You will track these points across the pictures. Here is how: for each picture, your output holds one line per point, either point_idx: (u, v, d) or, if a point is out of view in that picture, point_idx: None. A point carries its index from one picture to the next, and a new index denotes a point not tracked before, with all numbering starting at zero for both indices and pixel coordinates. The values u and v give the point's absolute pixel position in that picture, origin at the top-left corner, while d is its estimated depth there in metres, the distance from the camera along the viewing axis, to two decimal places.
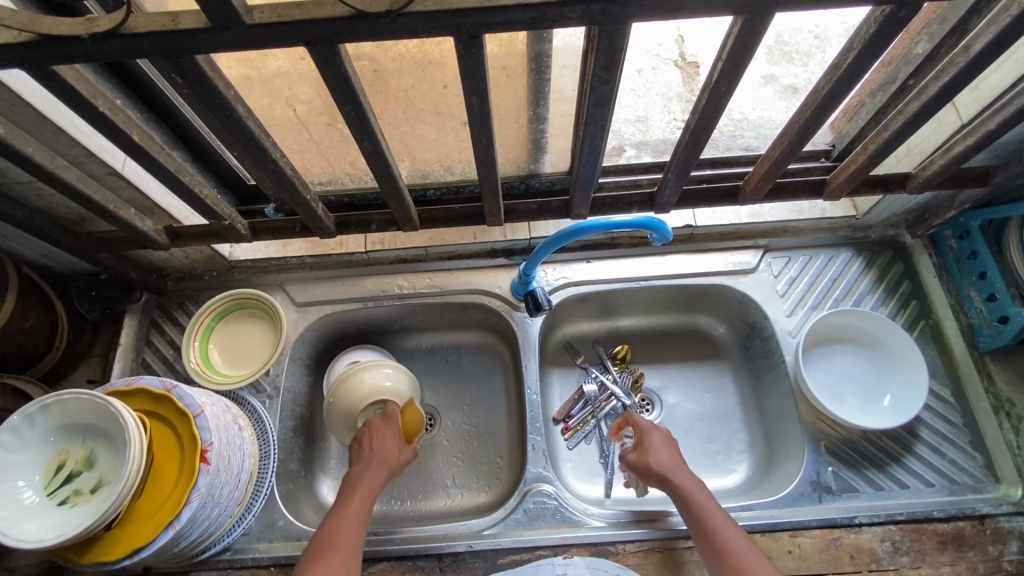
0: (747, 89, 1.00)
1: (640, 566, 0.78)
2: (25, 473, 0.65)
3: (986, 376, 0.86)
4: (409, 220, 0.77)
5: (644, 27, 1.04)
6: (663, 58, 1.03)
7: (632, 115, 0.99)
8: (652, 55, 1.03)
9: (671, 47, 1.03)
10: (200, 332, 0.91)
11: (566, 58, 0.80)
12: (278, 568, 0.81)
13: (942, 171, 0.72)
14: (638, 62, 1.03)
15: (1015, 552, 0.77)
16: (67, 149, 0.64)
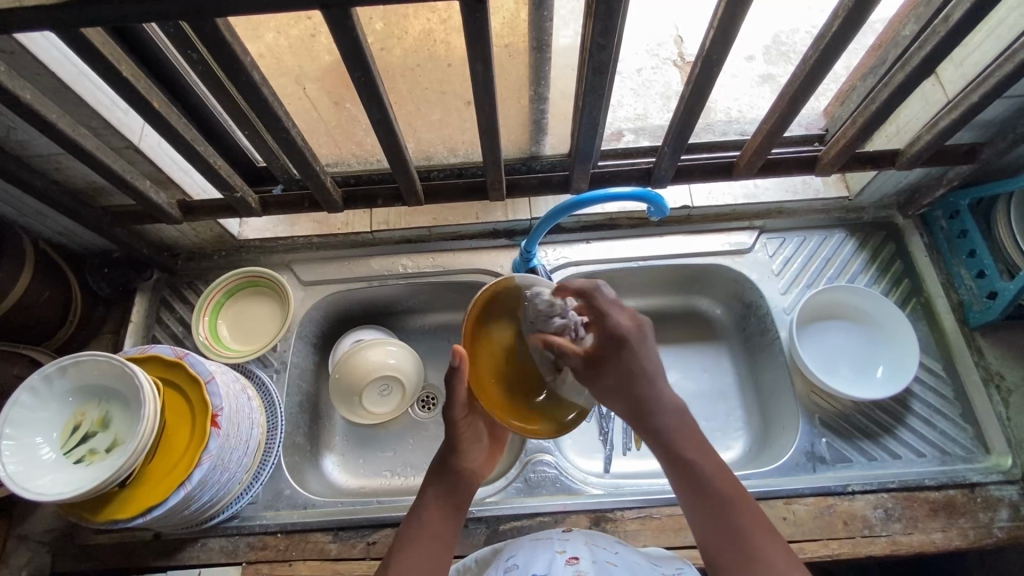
0: (746, 88, 1.03)
1: (638, 532, 0.79)
2: (43, 430, 0.67)
3: (976, 350, 0.89)
4: (415, 193, 0.80)
5: (643, 28, 1.07)
6: (661, 58, 1.06)
7: (632, 113, 1.02)
8: (652, 55, 1.06)
9: (671, 47, 1.05)
10: (210, 307, 0.94)
11: (566, 59, 0.81)
12: (284, 535, 0.83)
13: (928, 145, 0.75)
14: (637, 62, 1.06)
15: (1005, 519, 0.79)
16: (87, 121, 0.67)
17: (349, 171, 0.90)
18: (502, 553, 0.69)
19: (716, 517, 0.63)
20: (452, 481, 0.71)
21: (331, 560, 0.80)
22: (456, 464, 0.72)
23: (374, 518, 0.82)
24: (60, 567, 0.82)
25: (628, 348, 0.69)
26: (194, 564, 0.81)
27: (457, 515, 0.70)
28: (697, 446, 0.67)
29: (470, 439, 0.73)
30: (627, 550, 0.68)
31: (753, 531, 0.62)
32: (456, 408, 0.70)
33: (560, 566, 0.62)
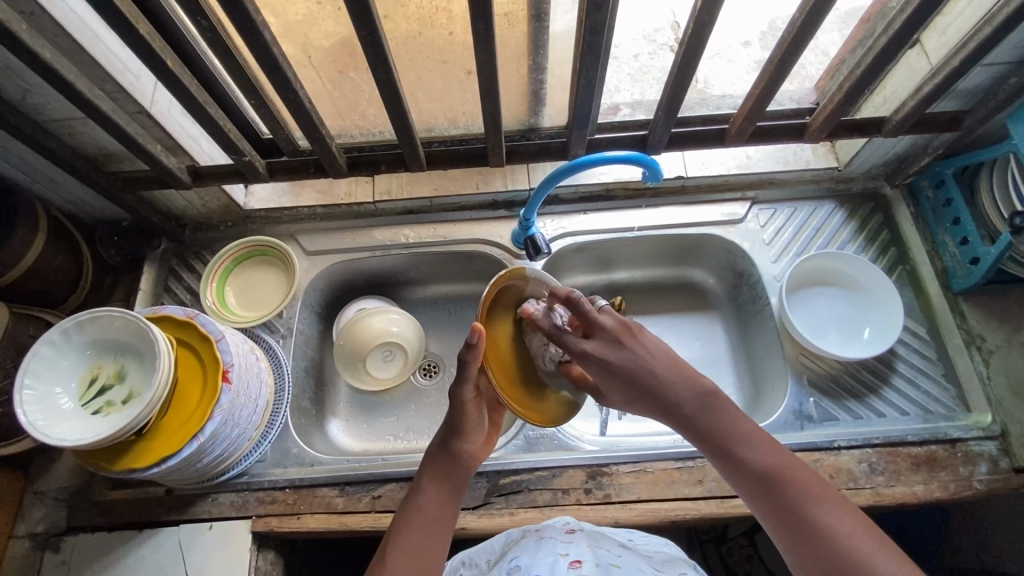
0: (741, 74, 1.04)
1: (633, 485, 0.83)
2: (62, 381, 0.70)
3: (959, 315, 0.91)
4: (417, 158, 0.84)
5: (639, 13, 1.09)
6: (659, 43, 1.07)
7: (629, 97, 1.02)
8: (649, 41, 1.07)
9: (668, 33, 1.07)
10: (218, 274, 0.97)
11: (563, 44, 0.84)
12: (292, 490, 0.86)
13: (911, 113, 0.79)
14: (635, 47, 1.08)
15: (984, 472, 0.82)
16: (103, 84, 0.70)
17: (352, 142, 0.94)
18: (505, 560, 0.68)
19: (786, 518, 0.55)
20: (451, 464, 0.68)
21: (339, 513, 0.84)
22: (456, 445, 0.69)
23: (378, 474, 0.85)
24: (75, 521, 0.85)
25: (618, 354, 0.63)
26: (205, 518, 0.84)
27: (453, 498, 0.66)
28: (735, 430, 0.59)
29: (474, 421, 0.70)
30: (630, 557, 0.67)
31: (826, 520, 0.53)
32: (465, 387, 0.67)
33: (563, 567, 0.60)
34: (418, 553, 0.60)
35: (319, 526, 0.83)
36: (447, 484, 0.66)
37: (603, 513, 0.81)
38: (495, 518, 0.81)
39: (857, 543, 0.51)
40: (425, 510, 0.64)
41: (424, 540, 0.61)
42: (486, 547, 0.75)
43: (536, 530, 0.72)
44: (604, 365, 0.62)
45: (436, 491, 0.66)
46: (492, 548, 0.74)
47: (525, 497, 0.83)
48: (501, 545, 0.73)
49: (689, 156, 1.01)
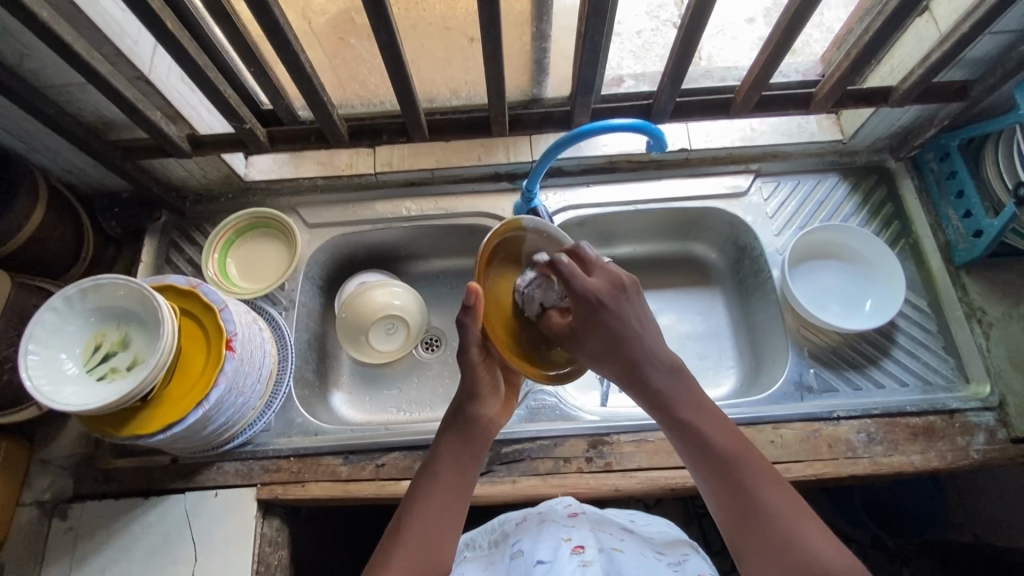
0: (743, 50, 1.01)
1: (634, 454, 0.84)
2: (66, 347, 0.71)
3: (960, 287, 0.91)
4: (419, 127, 0.84)
5: None
6: (662, 19, 1.01)
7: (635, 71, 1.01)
8: (652, 16, 1.01)
9: (671, 8, 1.00)
10: (220, 245, 0.97)
11: (567, 18, 0.85)
12: (297, 459, 0.87)
13: (918, 81, 0.78)
14: (636, 23, 1.02)
15: (981, 442, 0.83)
16: (101, 47, 0.69)
17: (353, 113, 0.92)
18: (508, 542, 0.70)
19: (732, 495, 0.58)
20: (469, 430, 0.67)
21: (343, 481, 0.85)
22: (473, 410, 0.68)
23: (382, 443, 0.86)
24: (82, 489, 0.86)
25: (614, 303, 0.64)
26: (210, 486, 0.85)
27: (471, 465, 0.66)
28: (694, 407, 0.62)
29: (488, 386, 0.69)
30: (633, 540, 0.69)
31: (769, 499, 0.57)
32: (472, 350, 0.67)
33: (566, 554, 0.61)
34: (435, 520, 0.61)
35: (324, 494, 0.84)
36: (464, 453, 0.66)
37: (604, 481, 0.82)
38: (498, 486, 0.82)
39: (796, 522, 0.56)
40: (444, 480, 0.64)
41: (442, 508, 0.62)
42: (486, 527, 0.79)
43: (538, 512, 0.73)
44: (598, 312, 0.63)
45: (453, 461, 0.66)
46: (492, 528, 0.77)
47: (527, 465, 0.84)
48: (503, 525, 0.76)
49: (693, 128, 1.00)
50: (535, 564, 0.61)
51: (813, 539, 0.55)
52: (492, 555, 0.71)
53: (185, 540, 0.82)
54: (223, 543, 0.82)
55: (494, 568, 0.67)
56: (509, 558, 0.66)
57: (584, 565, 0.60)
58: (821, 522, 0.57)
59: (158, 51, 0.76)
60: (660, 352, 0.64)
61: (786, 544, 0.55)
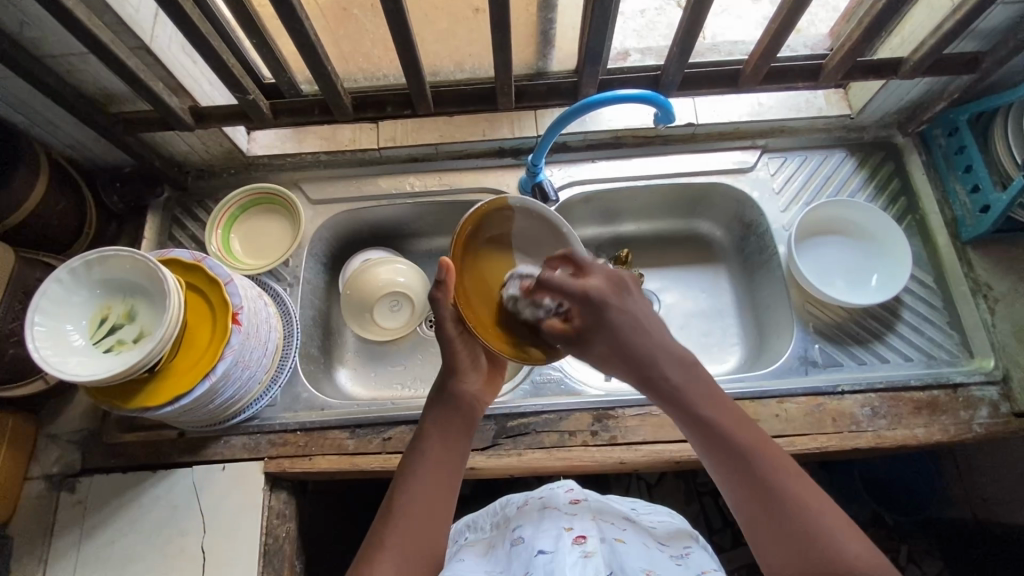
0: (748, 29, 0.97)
1: (638, 428, 0.84)
2: (72, 319, 0.71)
3: (966, 263, 0.91)
4: (424, 98, 0.83)
5: None
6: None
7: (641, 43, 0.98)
8: None
9: None
10: (223, 221, 0.96)
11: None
12: (303, 433, 0.87)
13: (930, 52, 0.78)
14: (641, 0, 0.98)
15: (984, 416, 0.83)
16: (103, 14, 0.68)
17: (356, 87, 0.92)
18: (509, 528, 0.69)
19: (752, 490, 0.55)
20: (452, 405, 0.70)
21: (349, 455, 0.85)
22: (456, 386, 0.71)
23: (388, 417, 0.87)
24: (90, 464, 0.86)
25: (615, 300, 0.63)
26: (217, 459, 0.86)
27: (458, 439, 0.67)
28: (709, 400, 0.60)
29: (469, 361, 0.71)
30: (635, 531, 0.68)
31: (794, 496, 0.54)
32: (449, 325, 0.69)
33: (568, 544, 0.61)
34: (425, 492, 0.62)
35: (331, 467, 0.84)
36: (449, 424, 0.68)
37: (608, 453, 0.83)
38: (504, 458, 0.83)
39: (827, 522, 0.52)
40: (435, 451, 0.65)
41: (431, 481, 0.63)
42: (488, 509, 0.78)
43: (540, 499, 0.72)
44: (599, 311, 0.62)
45: (441, 433, 0.67)
46: (495, 511, 0.76)
47: (532, 439, 0.84)
48: (505, 509, 0.75)
49: (700, 102, 0.99)
50: (536, 553, 0.60)
51: (844, 539, 0.52)
52: (494, 539, 0.71)
53: (193, 513, 0.83)
54: (231, 516, 0.83)
55: (494, 554, 0.67)
56: (509, 545, 0.65)
57: (586, 555, 0.59)
58: (851, 521, 0.54)
59: (159, 20, 0.75)
60: (676, 349, 0.62)
61: (812, 540, 0.52)
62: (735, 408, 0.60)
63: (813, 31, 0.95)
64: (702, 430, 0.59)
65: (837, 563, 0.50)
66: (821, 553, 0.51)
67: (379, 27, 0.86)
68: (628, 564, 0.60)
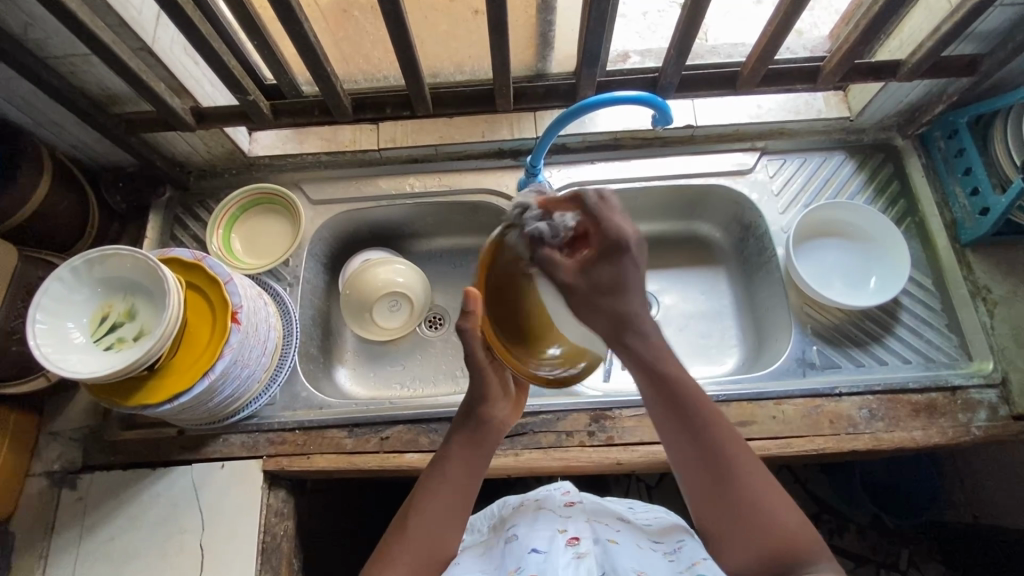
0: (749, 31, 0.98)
1: (635, 429, 0.84)
2: (74, 316, 0.72)
3: (965, 266, 0.91)
4: (423, 98, 0.84)
5: None
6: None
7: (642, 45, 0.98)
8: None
9: None
10: (225, 220, 0.97)
11: None
12: (302, 432, 0.87)
13: (928, 55, 0.78)
14: (643, 3, 0.99)
15: (983, 419, 0.83)
16: (104, 15, 0.69)
17: (357, 89, 0.92)
18: (505, 527, 0.70)
19: (711, 475, 0.58)
20: (481, 429, 0.67)
21: (347, 454, 0.86)
22: (486, 410, 0.68)
23: (386, 416, 0.87)
24: (90, 461, 0.87)
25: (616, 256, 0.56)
26: (217, 457, 0.86)
27: (482, 463, 0.66)
28: (672, 367, 0.60)
29: (500, 387, 0.68)
30: (628, 530, 0.69)
31: (751, 485, 0.57)
32: (478, 352, 0.65)
33: (561, 545, 0.61)
34: (440, 516, 0.62)
35: (329, 466, 0.85)
36: (472, 442, 0.67)
37: (605, 454, 0.83)
38: (501, 458, 0.83)
39: (778, 512, 0.56)
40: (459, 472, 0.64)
41: (449, 505, 0.62)
42: (486, 511, 0.79)
43: (535, 499, 0.72)
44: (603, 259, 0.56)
45: (468, 454, 0.66)
46: (491, 513, 0.77)
47: (530, 439, 0.84)
48: (500, 511, 0.75)
49: (700, 104, 0.99)
50: (530, 551, 0.60)
51: (790, 518, 0.56)
52: (489, 542, 0.71)
53: (193, 510, 0.84)
54: (230, 514, 0.83)
55: (491, 554, 0.67)
56: (504, 544, 0.66)
57: (579, 556, 0.60)
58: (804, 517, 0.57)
59: (161, 21, 0.76)
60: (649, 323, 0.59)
61: (760, 520, 0.56)
62: (703, 394, 0.60)
63: (815, 33, 0.95)
64: (670, 405, 0.59)
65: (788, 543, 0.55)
66: (767, 527, 0.56)
67: (379, 28, 0.87)
68: (619, 563, 0.59)
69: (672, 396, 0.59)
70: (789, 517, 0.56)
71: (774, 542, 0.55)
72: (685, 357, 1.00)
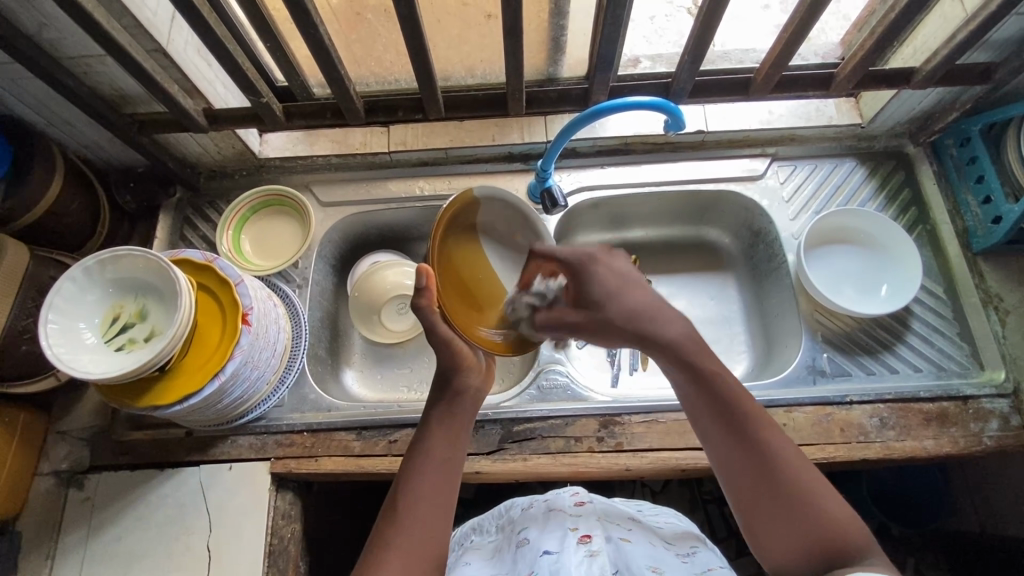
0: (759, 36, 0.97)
1: (644, 435, 0.84)
2: (85, 317, 0.71)
3: (977, 275, 0.91)
4: (435, 102, 0.84)
5: None
6: (677, 5, 0.98)
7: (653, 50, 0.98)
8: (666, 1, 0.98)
9: None
10: (234, 221, 0.97)
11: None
12: (310, 434, 0.87)
13: (943, 62, 0.78)
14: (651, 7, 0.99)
15: (994, 429, 0.83)
16: (120, 17, 0.69)
17: (368, 91, 0.93)
18: (515, 531, 0.69)
19: (751, 460, 0.59)
20: (455, 403, 0.69)
21: (355, 457, 0.86)
22: (457, 384, 0.70)
23: (394, 420, 0.87)
24: (98, 461, 0.87)
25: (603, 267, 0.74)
26: (224, 459, 0.86)
27: (462, 435, 0.67)
28: (704, 361, 0.66)
29: (470, 357, 0.70)
30: (641, 531, 0.68)
31: (793, 472, 0.58)
32: (441, 327, 0.68)
33: (574, 543, 0.61)
34: (426, 490, 0.61)
35: (337, 468, 0.85)
36: (449, 418, 0.68)
37: (614, 460, 0.82)
38: (509, 463, 0.83)
39: (819, 496, 0.56)
40: (442, 445, 0.65)
41: (433, 478, 0.62)
42: (494, 512, 0.79)
43: (545, 499, 0.73)
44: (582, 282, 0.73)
45: (448, 428, 0.67)
46: (500, 513, 0.77)
47: (538, 444, 0.84)
48: (510, 512, 0.75)
49: (710, 109, 0.99)
50: (542, 552, 0.60)
51: (834, 510, 0.56)
52: (501, 542, 0.71)
53: (200, 511, 0.83)
54: (238, 516, 0.83)
55: (501, 558, 0.67)
56: (515, 547, 0.65)
57: (591, 554, 0.59)
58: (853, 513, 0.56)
59: (175, 23, 0.76)
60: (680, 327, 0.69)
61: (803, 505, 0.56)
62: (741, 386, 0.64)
63: (826, 39, 0.95)
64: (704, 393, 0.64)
65: (830, 530, 0.54)
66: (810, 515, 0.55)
67: (391, 31, 0.87)
68: (633, 562, 0.59)
69: (706, 387, 0.64)
70: (832, 507, 0.56)
71: (818, 530, 0.55)
72: None
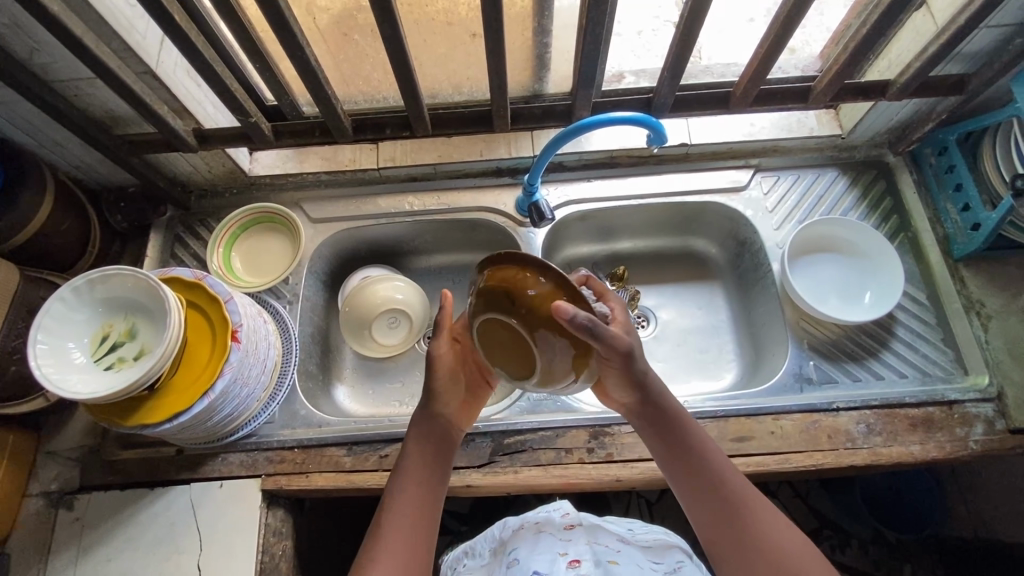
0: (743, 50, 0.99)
1: (634, 445, 0.84)
2: (74, 336, 0.72)
3: (959, 281, 0.92)
4: (422, 120, 0.86)
5: None
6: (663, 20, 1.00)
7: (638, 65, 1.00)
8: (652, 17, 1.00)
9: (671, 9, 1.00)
10: (225, 239, 0.98)
11: (566, 18, 0.85)
12: (301, 450, 0.87)
13: (916, 74, 0.80)
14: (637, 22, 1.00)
15: (980, 433, 0.84)
16: (109, 41, 0.71)
17: (357, 109, 0.94)
18: (505, 552, 0.70)
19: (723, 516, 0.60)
20: (431, 435, 0.67)
21: (346, 472, 0.86)
22: (433, 410, 0.68)
23: (385, 434, 0.87)
24: (88, 480, 0.87)
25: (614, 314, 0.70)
26: (214, 476, 0.86)
27: (436, 470, 0.66)
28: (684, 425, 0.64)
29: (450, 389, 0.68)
30: (628, 551, 0.68)
31: (770, 529, 0.59)
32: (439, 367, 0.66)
33: (562, 567, 0.61)
34: (408, 522, 0.61)
35: (327, 484, 0.85)
36: (425, 452, 0.66)
37: (604, 471, 0.83)
38: (500, 475, 0.83)
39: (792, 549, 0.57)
40: (420, 482, 0.64)
41: (411, 512, 0.62)
42: (486, 536, 0.79)
43: (535, 522, 0.73)
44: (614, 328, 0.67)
45: (425, 464, 0.65)
46: (492, 537, 0.77)
47: (528, 456, 0.85)
48: (501, 534, 0.75)
49: (694, 122, 1.01)
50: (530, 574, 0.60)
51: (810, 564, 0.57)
52: (491, 566, 0.71)
53: (190, 530, 0.83)
54: (228, 534, 0.83)
55: None
56: (505, 568, 0.66)
57: None
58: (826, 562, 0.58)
59: (165, 46, 0.78)
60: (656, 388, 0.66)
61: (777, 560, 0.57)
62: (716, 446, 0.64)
63: (809, 51, 0.97)
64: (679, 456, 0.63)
65: None
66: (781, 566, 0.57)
67: (379, 51, 0.88)
68: None
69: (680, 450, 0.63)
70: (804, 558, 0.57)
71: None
72: (683, 372, 1.01)
